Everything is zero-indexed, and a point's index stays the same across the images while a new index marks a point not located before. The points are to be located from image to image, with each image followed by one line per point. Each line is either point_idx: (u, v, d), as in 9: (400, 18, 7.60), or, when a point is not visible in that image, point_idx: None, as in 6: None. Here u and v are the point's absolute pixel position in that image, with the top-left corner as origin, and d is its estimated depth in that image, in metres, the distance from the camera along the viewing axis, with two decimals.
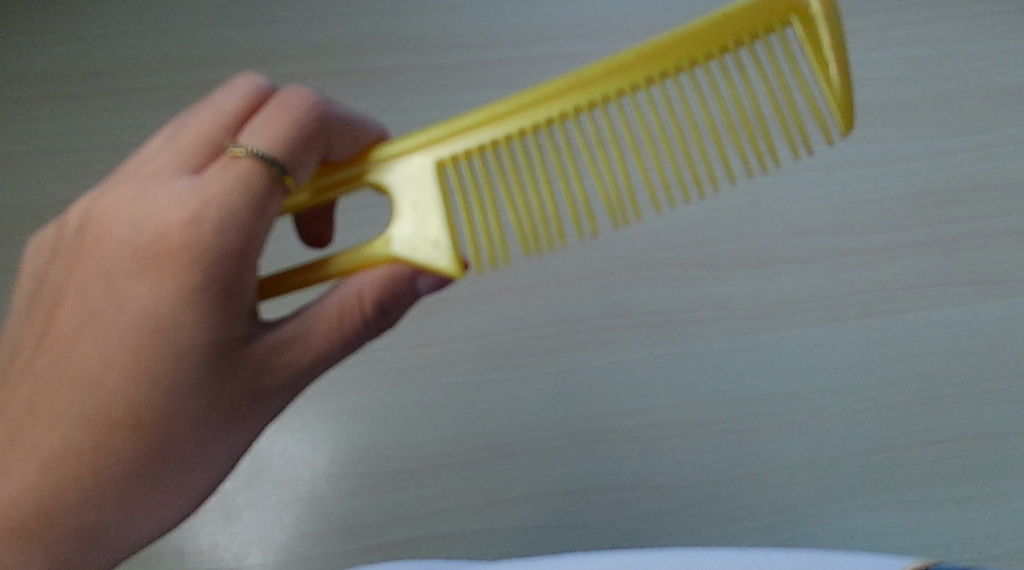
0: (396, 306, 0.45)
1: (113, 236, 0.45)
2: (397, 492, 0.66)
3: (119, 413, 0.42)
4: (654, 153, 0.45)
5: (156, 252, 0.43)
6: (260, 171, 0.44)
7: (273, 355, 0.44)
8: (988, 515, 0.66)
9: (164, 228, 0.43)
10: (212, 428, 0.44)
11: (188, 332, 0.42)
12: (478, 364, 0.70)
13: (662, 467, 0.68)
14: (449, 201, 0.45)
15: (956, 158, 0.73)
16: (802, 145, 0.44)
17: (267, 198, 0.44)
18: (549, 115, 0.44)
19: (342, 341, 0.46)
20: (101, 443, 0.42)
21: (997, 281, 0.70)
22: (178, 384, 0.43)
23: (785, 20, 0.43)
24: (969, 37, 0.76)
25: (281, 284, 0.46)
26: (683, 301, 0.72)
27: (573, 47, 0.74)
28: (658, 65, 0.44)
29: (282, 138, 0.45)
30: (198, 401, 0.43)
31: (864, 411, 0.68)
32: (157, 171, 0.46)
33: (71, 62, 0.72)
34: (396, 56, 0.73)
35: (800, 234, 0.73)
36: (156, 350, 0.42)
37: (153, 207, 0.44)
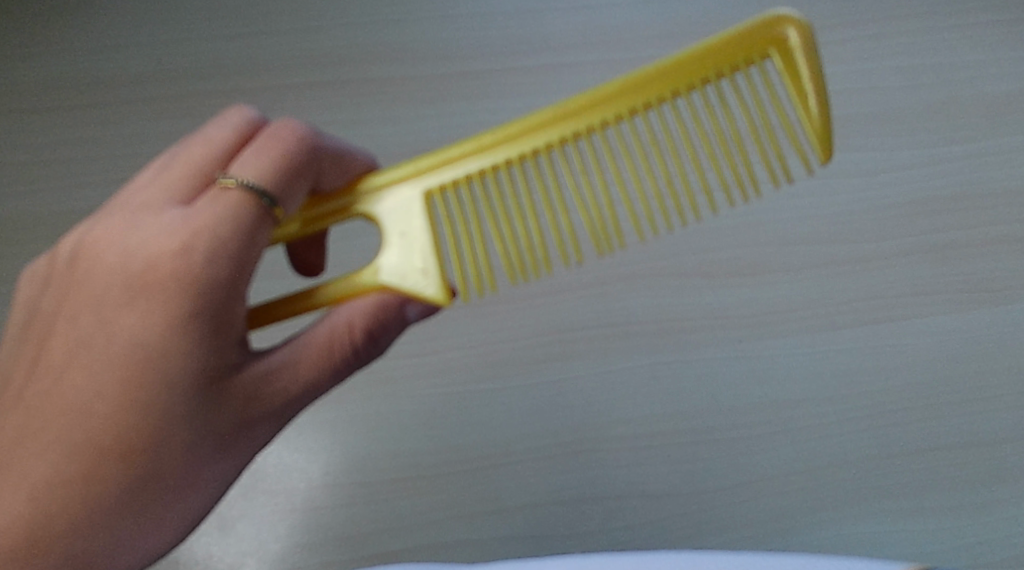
0: (385, 332, 0.45)
1: (104, 267, 0.46)
2: (391, 501, 0.64)
3: (108, 443, 0.43)
4: (638, 183, 0.44)
5: (145, 283, 0.44)
6: (250, 203, 0.45)
7: (263, 384, 0.45)
8: (999, 522, 0.63)
9: (152, 259, 0.44)
10: (200, 456, 0.44)
11: (174, 362, 0.43)
12: (470, 375, 0.67)
13: (661, 479, 0.64)
14: (437, 232, 0.45)
15: (948, 167, 0.73)
16: (784, 178, 0.44)
17: (256, 230, 0.44)
18: (534, 146, 0.44)
19: (332, 370, 0.46)
20: (93, 472, 0.43)
21: (994, 288, 0.69)
22: (166, 414, 0.43)
23: (767, 52, 0.43)
24: (954, 47, 0.78)
25: (270, 313, 0.47)
26: (680, 309, 0.69)
27: (565, 64, 0.77)
28: (641, 96, 0.43)
29: (275, 169, 0.46)
30: (184, 430, 0.44)
31: (870, 416, 0.65)
32: (147, 201, 0.47)
33: (69, 73, 0.74)
34: (396, 70, 0.76)
35: (798, 240, 0.71)
36: (144, 380, 0.43)
37: (142, 239, 0.45)
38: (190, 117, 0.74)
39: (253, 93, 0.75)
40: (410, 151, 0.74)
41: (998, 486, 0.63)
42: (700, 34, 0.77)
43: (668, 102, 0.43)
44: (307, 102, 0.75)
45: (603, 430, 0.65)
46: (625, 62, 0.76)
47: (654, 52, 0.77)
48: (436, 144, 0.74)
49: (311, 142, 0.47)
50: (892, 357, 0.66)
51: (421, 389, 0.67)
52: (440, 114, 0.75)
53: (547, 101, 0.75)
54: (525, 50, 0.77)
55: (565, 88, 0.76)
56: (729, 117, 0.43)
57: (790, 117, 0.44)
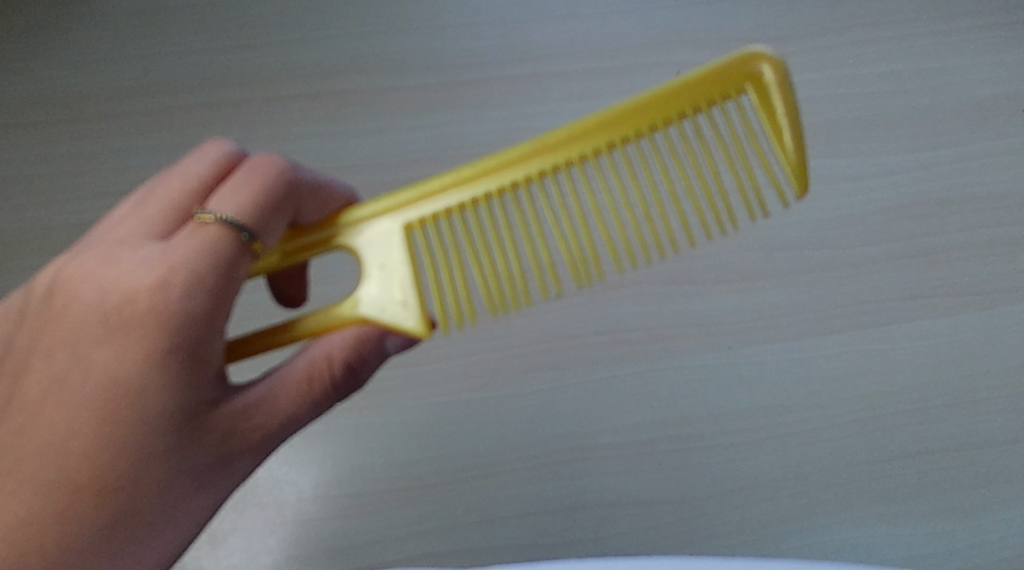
0: (364, 364, 0.46)
1: (80, 304, 0.46)
2: (381, 513, 0.64)
3: (85, 480, 0.44)
4: (616, 214, 0.46)
5: (122, 320, 0.45)
6: (229, 237, 0.45)
7: (243, 418, 0.45)
8: (988, 525, 0.63)
9: (129, 296, 0.45)
10: (178, 491, 0.45)
11: (153, 397, 0.44)
12: (460, 385, 0.67)
13: (651, 487, 0.64)
14: (417, 264, 0.46)
15: (934, 172, 0.73)
16: (758, 210, 0.45)
17: (236, 262, 0.45)
18: (514, 179, 0.45)
19: (312, 403, 0.47)
20: (69, 509, 0.43)
21: (981, 291, 0.69)
22: (144, 449, 0.44)
23: (740, 88, 0.45)
24: (937, 52, 0.78)
25: (251, 347, 0.47)
26: (668, 317, 0.69)
27: (550, 72, 0.77)
28: (619, 129, 0.44)
29: (254, 202, 0.46)
30: (163, 465, 0.44)
31: (858, 421, 0.65)
32: (125, 237, 0.47)
33: (57, 88, 0.75)
34: (384, 81, 0.77)
35: (785, 247, 0.71)
36: (122, 415, 0.44)
37: (118, 275, 0.46)
38: (181, 131, 0.75)
39: (242, 105, 0.75)
40: (397, 162, 0.74)
41: (988, 489, 0.64)
42: (684, 44, 0.78)
43: (645, 136, 0.45)
44: (296, 114, 0.75)
45: (593, 438, 0.65)
46: (611, 70, 0.77)
47: (640, 60, 0.78)
48: (423, 154, 0.74)
49: (290, 176, 0.47)
50: (881, 361, 0.67)
51: (410, 401, 0.67)
52: (428, 124, 0.75)
53: (534, 110, 0.76)
54: (512, 60, 0.77)
55: (552, 97, 0.76)
56: (704, 150, 0.45)
57: (763, 150, 0.45)
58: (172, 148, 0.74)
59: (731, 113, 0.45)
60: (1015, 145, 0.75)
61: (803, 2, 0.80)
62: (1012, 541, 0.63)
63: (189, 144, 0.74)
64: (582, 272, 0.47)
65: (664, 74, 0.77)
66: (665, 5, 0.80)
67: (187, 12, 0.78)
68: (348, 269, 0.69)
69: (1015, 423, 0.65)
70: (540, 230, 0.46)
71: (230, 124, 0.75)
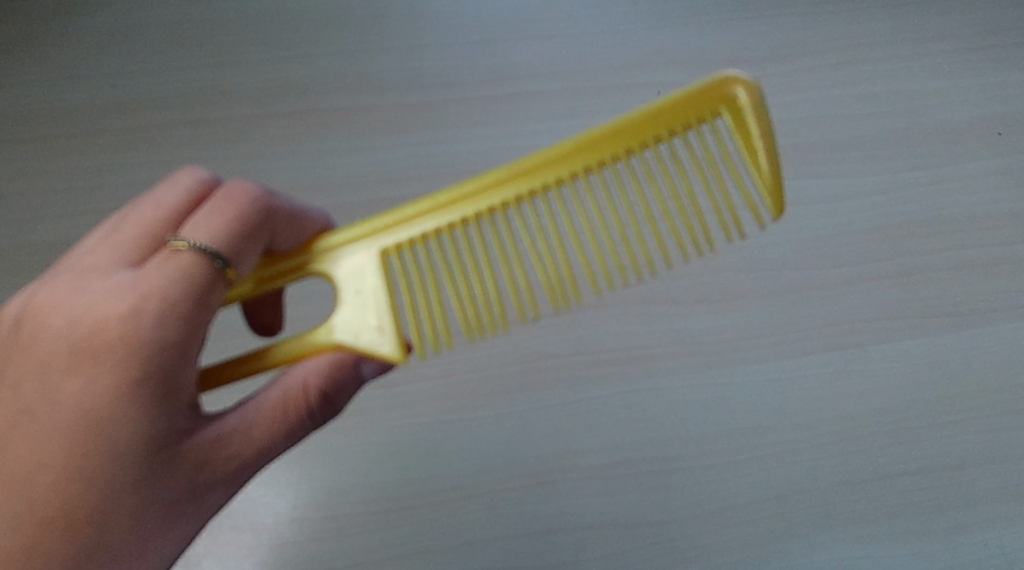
0: (341, 392, 0.46)
1: (49, 333, 0.45)
2: (358, 536, 0.63)
3: (51, 514, 0.43)
4: (594, 238, 0.45)
5: (93, 348, 0.44)
6: (203, 264, 0.45)
7: (216, 447, 0.45)
8: (967, 545, 0.63)
9: (100, 323, 0.44)
10: (148, 525, 0.44)
11: (124, 428, 0.43)
12: (440, 406, 0.67)
13: (632, 508, 0.64)
14: (393, 289, 0.45)
15: (912, 194, 0.74)
16: (736, 232, 0.45)
17: (208, 291, 0.44)
18: (490, 204, 0.45)
19: (287, 432, 0.46)
20: (33, 544, 0.42)
21: (959, 312, 0.70)
22: (114, 482, 0.43)
23: (716, 111, 0.45)
24: (911, 75, 0.79)
25: (225, 374, 0.47)
26: (646, 338, 0.69)
27: (530, 91, 0.77)
28: (595, 153, 0.45)
29: (228, 229, 0.46)
30: (134, 497, 0.43)
31: (835, 442, 0.65)
32: (97, 264, 0.47)
33: (32, 106, 0.75)
34: (364, 100, 0.76)
35: (762, 268, 0.71)
36: (92, 446, 0.43)
37: (88, 303, 0.45)
38: (159, 148, 0.74)
39: (222, 123, 0.75)
40: (377, 182, 0.73)
41: (967, 510, 0.64)
42: (664, 64, 0.79)
43: (621, 159, 0.45)
44: (276, 133, 0.75)
45: (574, 459, 0.65)
46: (591, 90, 0.78)
47: (620, 80, 0.78)
48: (404, 173, 0.74)
49: (264, 202, 0.47)
50: (860, 382, 0.67)
51: (389, 422, 0.67)
52: (408, 142, 0.75)
53: (514, 129, 0.76)
54: (493, 80, 0.78)
55: (532, 115, 0.76)
56: (680, 173, 0.45)
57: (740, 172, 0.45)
58: (150, 165, 0.73)
59: (706, 136, 0.45)
60: (990, 166, 0.76)
61: (780, 25, 0.81)
62: (989, 560, 0.63)
63: (167, 162, 0.74)
64: (560, 296, 0.47)
65: (644, 95, 0.78)
66: (645, 27, 0.80)
67: (167, 30, 0.78)
68: (326, 290, 0.69)
69: (992, 442, 0.66)
70: (517, 254, 0.45)
71: (209, 142, 0.74)
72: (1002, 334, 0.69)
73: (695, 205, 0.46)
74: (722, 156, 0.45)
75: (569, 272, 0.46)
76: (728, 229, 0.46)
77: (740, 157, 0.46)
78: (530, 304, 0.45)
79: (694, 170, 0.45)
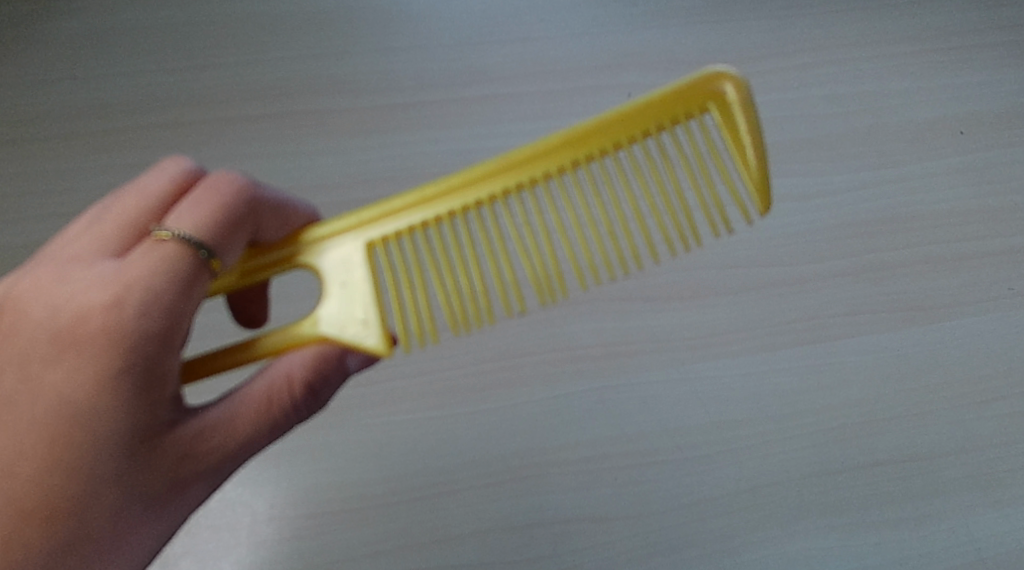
0: (326, 385, 0.46)
1: (30, 322, 0.45)
2: (340, 533, 0.64)
3: (33, 505, 0.43)
4: (580, 232, 0.46)
5: (75, 338, 0.44)
6: (187, 255, 0.45)
7: (198, 440, 0.45)
8: (935, 532, 0.65)
9: (82, 313, 0.44)
10: (130, 516, 0.44)
11: (106, 418, 0.43)
12: (419, 403, 0.68)
13: (608, 502, 0.65)
14: (379, 282, 0.46)
15: (878, 192, 0.76)
16: (723, 225, 0.46)
17: (192, 282, 0.45)
18: (477, 198, 0.46)
19: (271, 426, 0.47)
20: (15, 535, 0.43)
21: (925, 307, 0.71)
22: (97, 473, 0.43)
23: (704, 106, 0.46)
24: (877, 76, 0.81)
25: (209, 366, 0.47)
26: (622, 334, 0.70)
27: (504, 92, 0.78)
28: (582, 147, 0.46)
29: (213, 220, 0.46)
30: (114, 489, 0.43)
31: (807, 435, 0.67)
32: (79, 254, 0.47)
33: (6, 110, 0.74)
34: (339, 101, 0.77)
35: (734, 265, 0.73)
36: (74, 437, 0.43)
37: (70, 293, 0.45)
38: (135, 150, 0.74)
39: (197, 125, 0.75)
40: (353, 181, 0.74)
41: (935, 498, 0.65)
42: (635, 66, 0.80)
43: (608, 154, 0.46)
44: (252, 135, 0.75)
45: (553, 454, 0.66)
46: (564, 91, 0.79)
47: (592, 81, 0.79)
48: (381, 173, 0.74)
49: (249, 193, 0.47)
50: (830, 376, 0.69)
51: (368, 419, 0.67)
52: (385, 143, 0.75)
53: (490, 130, 0.76)
54: (467, 81, 0.78)
55: (507, 116, 0.77)
56: (667, 167, 0.46)
57: (727, 167, 0.47)
58: (124, 166, 0.73)
59: (692, 131, 0.46)
60: (954, 164, 0.78)
61: (748, 28, 0.83)
62: (958, 545, 0.64)
63: (144, 163, 0.73)
64: (546, 290, 0.48)
65: (617, 95, 0.79)
66: (616, 30, 0.81)
67: (143, 33, 0.78)
68: (308, 288, 0.69)
69: (959, 432, 0.67)
70: (504, 248, 0.46)
71: (185, 143, 0.74)
72: (966, 328, 0.71)
73: (682, 198, 0.47)
74: (709, 152, 0.47)
75: (556, 265, 0.47)
76: (714, 224, 0.47)
77: (727, 151, 0.47)
78: (515, 297, 0.46)
79: (680, 164, 0.46)
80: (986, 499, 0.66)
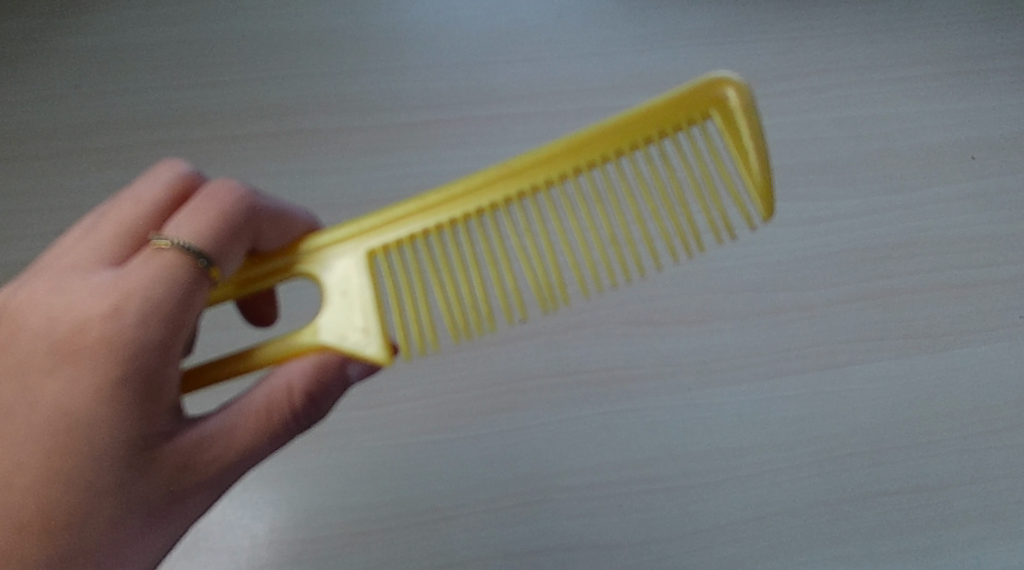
0: (326, 394, 0.46)
1: (28, 334, 0.45)
2: (339, 558, 0.63)
3: (32, 519, 0.42)
4: (584, 240, 0.46)
5: (73, 349, 0.43)
6: (186, 264, 0.44)
7: (197, 451, 0.44)
8: (945, 564, 0.63)
9: (81, 323, 0.44)
10: (129, 527, 0.43)
11: (105, 429, 0.43)
12: (422, 426, 0.67)
13: (612, 529, 0.63)
14: (380, 291, 0.45)
15: (887, 217, 0.75)
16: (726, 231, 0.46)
17: (191, 291, 0.44)
18: (478, 206, 0.45)
19: (270, 437, 0.46)
20: (13, 548, 0.42)
21: (936, 333, 0.70)
22: (96, 484, 0.43)
23: (705, 113, 0.46)
24: (887, 100, 0.81)
25: (206, 377, 0.46)
26: (628, 357, 0.69)
27: (512, 113, 0.78)
28: (584, 154, 0.45)
29: (212, 228, 0.45)
30: (113, 502, 0.43)
31: (814, 463, 0.66)
32: (77, 263, 0.46)
33: (15, 127, 0.74)
34: (345, 120, 0.77)
35: (742, 289, 0.72)
36: (72, 448, 0.43)
37: (68, 303, 0.45)
38: (142, 168, 0.74)
39: (204, 143, 0.75)
40: (358, 201, 0.73)
41: (946, 530, 0.64)
42: (642, 88, 0.80)
43: (610, 161, 0.46)
44: (258, 153, 0.75)
45: (555, 480, 0.65)
46: (571, 112, 0.78)
47: (600, 102, 0.79)
48: (386, 192, 0.74)
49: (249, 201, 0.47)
50: (839, 403, 0.67)
51: (369, 441, 0.66)
52: (390, 163, 0.75)
53: (496, 150, 0.76)
54: (474, 101, 0.78)
55: (513, 136, 0.77)
56: (671, 174, 0.46)
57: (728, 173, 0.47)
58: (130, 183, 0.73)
59: (694, 137, 0.46)
60: (964, 190, 0.77)
61: (757, 50, 0.82)
62: None
63: None
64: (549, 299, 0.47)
65: None
66: (624, 51, 0.81)
67: (152, 52, 0.78)
68: (310, 306, 0.68)
69: (970, 462, 0.66)
70: (506, 256, 0.46)
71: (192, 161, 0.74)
72: (977, 356, 0.70)
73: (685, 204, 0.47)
74: (711, 158, 0.46)
75: (558, 274, 0.47)
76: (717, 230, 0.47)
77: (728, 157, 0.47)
78: (518, 306, 0.45)
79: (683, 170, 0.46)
80: (997, 531, 0.64)
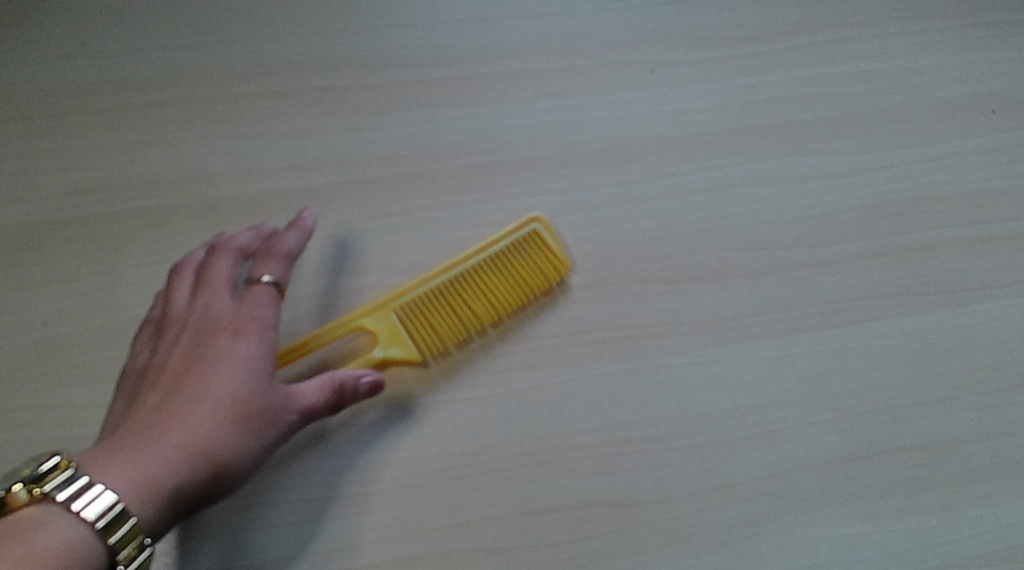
0: (353, 398, 0.62)
1: (219, 306, 0.63)
2: (357, 515, 0.62)
3: (172, 456, 0.56)
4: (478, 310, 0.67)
5: (248, 322, 0.62)
6: (273, 292, 0.64)
7: (286, 401, 0.60)
8: (963, 520, 0.63)
9: (253, 307, 0.62)
10: (252, 451, 0.59)
11: (251, 382, 0.59)
12: (440, 382, 0.65)
13: (628, 487, 0.63)
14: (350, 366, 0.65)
15: (905, 173, 0.74)
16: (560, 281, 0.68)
17: (275, 307, 0.63)
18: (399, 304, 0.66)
19: (325, 401, 0.61)
20: (184, 453, 0.56)
21: (953, 290, 0.70)
22: (246, 415, 0.59)
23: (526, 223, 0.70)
24: (906, 52, 0.79)
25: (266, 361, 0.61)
26: (645, 315, 0.68)
27: (525, 69, 0.76)
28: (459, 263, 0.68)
29: (280, 264, 0.65)
30: (256, 429, 0.59)
31: (829, 421, 0.66)
32: (220, 276, 0.64)
33: (14, 86, 0.71)
34: (355, 77, 0.74)
35: (759, 246, 0.71)
36: (240, 387, 0.59)
37: (246, 294, 0.63)
38: (144, 127, 0.70)
39: (210, 102, 0.72)
40: (371, 160, 0.71)
41: (963, 486, 0.64)
42: (656, 43, 0.78)
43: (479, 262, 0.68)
44: (264, 111, 0.72)
45: (573, 438, 0.64)
46: (586, 68, 0.76)
47: (612, 58, 0.77)
48: (397, 151, 0.71)
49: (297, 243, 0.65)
50: (853, 360, 0.67)
51: (386, 398, 0.65)
52: (401, 121, 0.72)
53: (510, 108, 0.74)
54: (485, 56, 0.76)
55: (528, 92, 0.75)
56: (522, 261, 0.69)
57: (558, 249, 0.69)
58: (134, 143, 0.70)
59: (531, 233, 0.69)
60: (984, 144, 0.76)
61: (774, 4, 0.80)
62: (986, 533, 0.63)
63: (154, 140, 0.70)
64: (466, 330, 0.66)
65: (639, 72, 0.76)
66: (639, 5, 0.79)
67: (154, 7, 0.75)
68: (324, 266, 0.68)
69: (986, 419, 0.66)
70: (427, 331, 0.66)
71: (197, 120, 0.71)
72: (995, 312, 0.69)
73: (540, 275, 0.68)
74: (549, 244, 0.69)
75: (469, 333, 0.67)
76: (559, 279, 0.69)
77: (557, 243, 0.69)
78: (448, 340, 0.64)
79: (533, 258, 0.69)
80: (1014, 487, 0.64)
